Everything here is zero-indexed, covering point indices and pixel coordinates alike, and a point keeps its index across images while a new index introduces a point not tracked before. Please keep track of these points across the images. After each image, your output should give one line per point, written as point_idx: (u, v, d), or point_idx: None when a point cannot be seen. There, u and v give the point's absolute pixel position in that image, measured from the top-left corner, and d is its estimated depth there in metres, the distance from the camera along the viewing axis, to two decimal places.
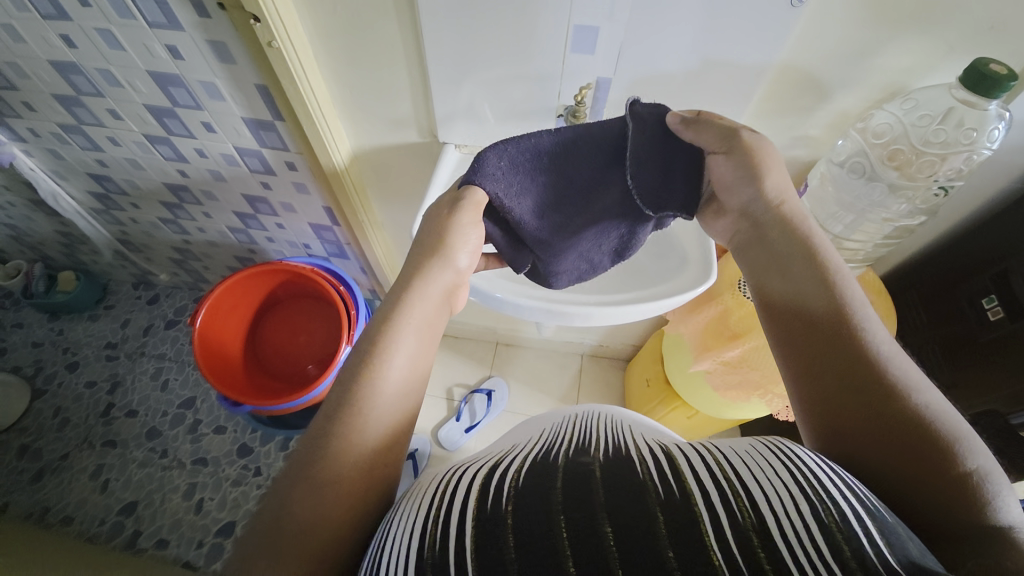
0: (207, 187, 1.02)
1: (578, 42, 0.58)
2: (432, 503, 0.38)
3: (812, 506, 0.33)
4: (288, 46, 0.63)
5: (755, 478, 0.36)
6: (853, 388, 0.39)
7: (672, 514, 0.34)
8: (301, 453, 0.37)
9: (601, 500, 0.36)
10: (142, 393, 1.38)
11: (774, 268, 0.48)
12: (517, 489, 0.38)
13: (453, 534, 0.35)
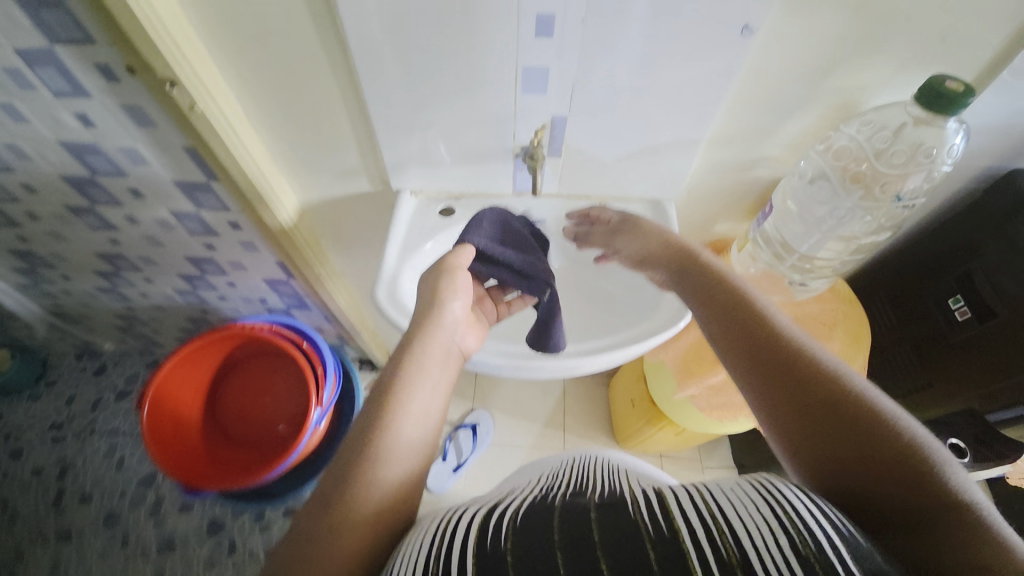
0: (144, 253, 0.93)
1: (529, 84, 0.55)
2: (431, 542, 0.38)
3: (789, 536, 0.34)
4: (212, 110, 0.58)
5: (734, 509, 0.37)
6: (825, 418, 0.39)
7: (661, 547, 0.35)
8: (326, 483, 0.39)
9: (596, 525, 0.37)
10: (95, 475, 1.25)
11: (722, 309, 0.48)
12: (514, 528, 0.39)
13: (452, 574, 0.35)
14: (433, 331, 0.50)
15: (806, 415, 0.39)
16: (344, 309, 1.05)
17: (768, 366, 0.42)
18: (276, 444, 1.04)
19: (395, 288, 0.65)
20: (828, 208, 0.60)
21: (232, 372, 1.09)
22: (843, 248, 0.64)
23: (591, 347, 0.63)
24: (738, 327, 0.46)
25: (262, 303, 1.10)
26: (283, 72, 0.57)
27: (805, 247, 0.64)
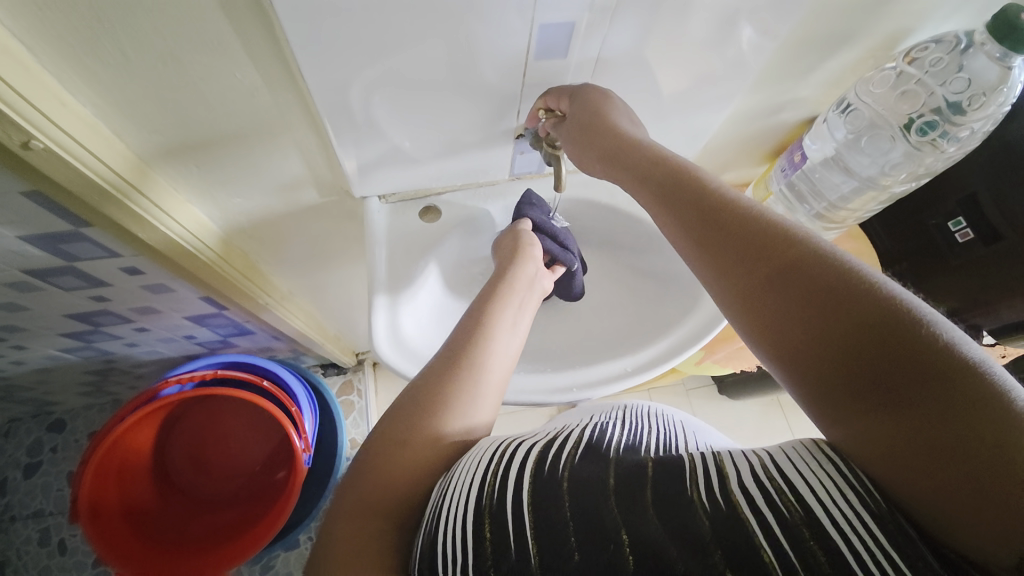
0: (2, 322, 0.67)
1: (545, 46, 0.41)
2: (487, 471, 0.38)
3: (859, 494, 0.28)
4: (61, 142, 0.36)
5: (791, 465, 0.31)
6: (822, 330, 0.31)
7: (718, 521, 0.30)
8: (407, 393, 0.46)
9: (652, 502, 0.33)
10: (38, 566, 0.99)
11: (686, 206, 0.39)
12: (573, 458, 0.38)
13: (504, 511, 0.35)
14: (512, 286, 0.53)
15: (800, 324, 0.32)
16: (304, 333, 0.87)
17: (751, 271, 0.35)
18: (267, 488, 0.88)
19: (397, 332, 0.53)
20: (871, 157, 0.56)
21: (173, 428, 0.86)
22: (872, 198, 0.60)
23: (647, 361, 0.59)
24: (712, 228, 0.37)
25: (188, 339, 0.88)
26: (172, 66, 0.36)
27: (835, 196, 0.60)
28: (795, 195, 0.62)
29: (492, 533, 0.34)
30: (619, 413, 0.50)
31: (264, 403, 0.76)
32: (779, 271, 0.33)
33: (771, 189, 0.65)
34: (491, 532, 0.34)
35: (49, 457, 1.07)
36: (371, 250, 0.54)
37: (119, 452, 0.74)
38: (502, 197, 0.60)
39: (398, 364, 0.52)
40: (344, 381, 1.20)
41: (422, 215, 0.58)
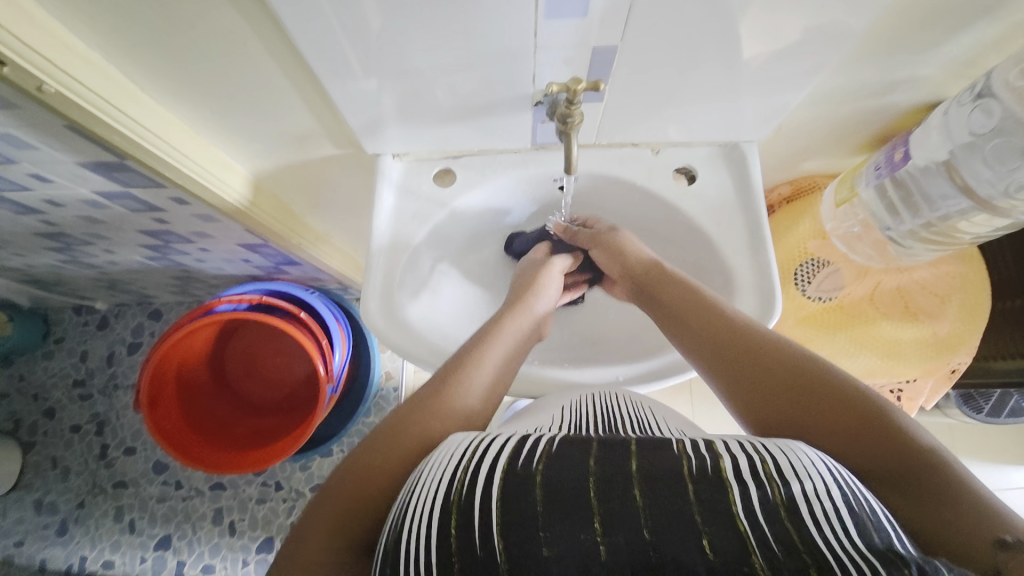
0: (89, 229, 0.77)
1: (558, 3, 0.35)
2: (456, 468, 0.36)
3: (843, 494, 0.32)
4: (69, 85, 0.38)
5: (790, 461, 0.33)
6: (806, 402, 0.38)
7: (704, 492, 0.32)
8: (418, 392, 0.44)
9: (637, 469, 0.34)
10: (132, 428, 1.19)
11: (694, 316, 0.46)
12: (550, 451, 0.36)
13: (473, 503, 0.34)
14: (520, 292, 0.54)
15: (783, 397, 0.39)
16: (342, 273, 0.87)
17: (741, 354, 0.42)
18: (303, 403, 0.97)
19: (392, 302, 0.52)
20: (994, 171, 0.44)
21: (229, 341, 0.98)
22: (987, 222, 0.48)
23: (644, 372, 0.53)
24: (722, 332, 0.44)
25: (246, 262, 0.96)
26: (158, 11, 0.36)
27: (937, 212, 0.49)
28: (884, 201, 0.52)
29: (459, 523, 0.33)
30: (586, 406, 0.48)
31: (297, 334, 0.80)
32: (766, 356, 0.41)
33: (858, 190, 0.53)
34: (457, 525, 0.33)
35: (147, 341, 1.24)
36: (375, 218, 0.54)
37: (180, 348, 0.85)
38: (525, 167, 0.55)
39: (385, 331, 0.51)
40: None
41: (437, 177, 0.57)
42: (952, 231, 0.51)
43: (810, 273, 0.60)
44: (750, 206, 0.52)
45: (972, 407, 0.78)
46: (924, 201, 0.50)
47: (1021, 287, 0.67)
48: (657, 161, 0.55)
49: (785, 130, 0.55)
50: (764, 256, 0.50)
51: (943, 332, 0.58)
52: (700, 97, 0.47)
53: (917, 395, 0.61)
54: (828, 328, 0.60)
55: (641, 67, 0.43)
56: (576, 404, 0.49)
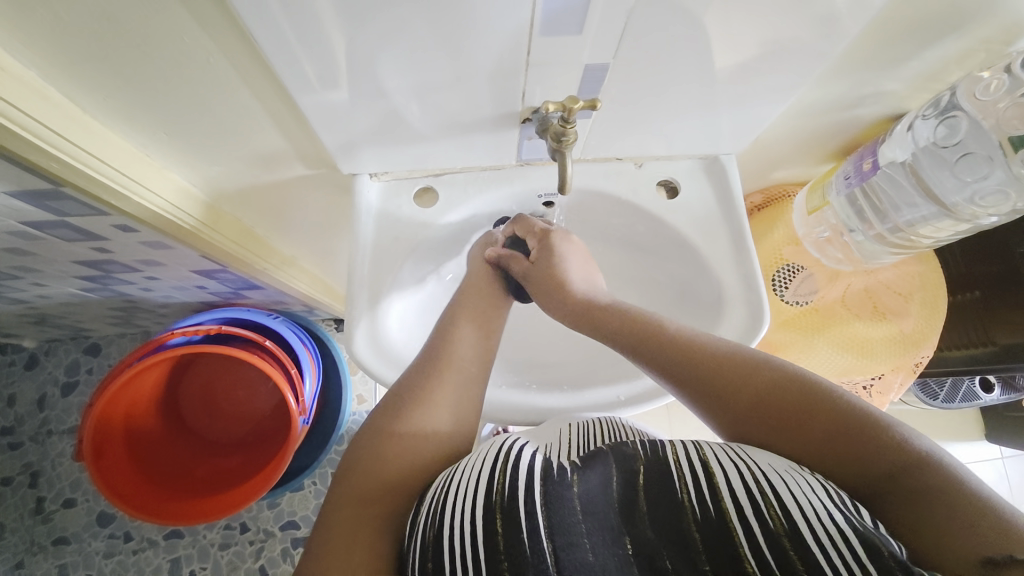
0: (16, 262, 0.69)
1: (554, 18, 0.35)
2: (493, 464, 0.37)
3: (844, 512, 0.31)
4: (4, 111, 0.33)
5: (788, 484, 0.33)
6: (770, 417, 0.38)
7: (707, 535, 0.33)
8: (366, 432, 0.44)
9: (647, 515, 0.35)
10: (71, 477, 1.07)
11: (640, 338, 0.45)
12: (581, 465, 0.39)
13: (518, 501, 0.35)
14: (473, 309, 0.52)
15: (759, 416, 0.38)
16: (310, 295, 0.81)
17: (709, 374, 0.41)
18: (269, 438, 0.91)
19: (377, 331, 0.50)
20: (958, 179, 0.48)
21: (184, 376, 0.90)
22: (950, 227, 0.52)
23: (643, 392, 0.51)
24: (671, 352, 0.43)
25: (201, 289, 0.88)
26: (113, 28, 0.33)
27: (903, 218, 0.53)
28: (854, 208, 0.55)
29: (504, 524, 0.34)
30: (587, 426, 0.49)
31: (264, 365, 0.74)
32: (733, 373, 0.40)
33: (828, 199, 0.56)
34: (503, 526, 0.33)
35: (85, 380, 1.12)
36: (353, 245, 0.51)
37: (131, 388, 0.77)
38: (510, 184, 0.54)
39: (370, 363, 0.49)
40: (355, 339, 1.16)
41: (417, 196, 0.55)
42: (917, 235, 0.55)
43: (786, 279, 0.62)
44: (733, 216, 0.53)
45: (929, 394, 0.83)
46: (891, 208, 0.53)
47: (968, 282, 0.72)
48: (640, 174, 0.55)
49: (761, 139, 0.57)
50: (749, 265, 0.51)
51: (908, 329, 0.61)
52: (681, 112, 0.48)
53: (888, 390, 0.62)
54: (806, 330, 0.62)
55: (631, 82, 0.43)
56: (584, 424, 0.49)
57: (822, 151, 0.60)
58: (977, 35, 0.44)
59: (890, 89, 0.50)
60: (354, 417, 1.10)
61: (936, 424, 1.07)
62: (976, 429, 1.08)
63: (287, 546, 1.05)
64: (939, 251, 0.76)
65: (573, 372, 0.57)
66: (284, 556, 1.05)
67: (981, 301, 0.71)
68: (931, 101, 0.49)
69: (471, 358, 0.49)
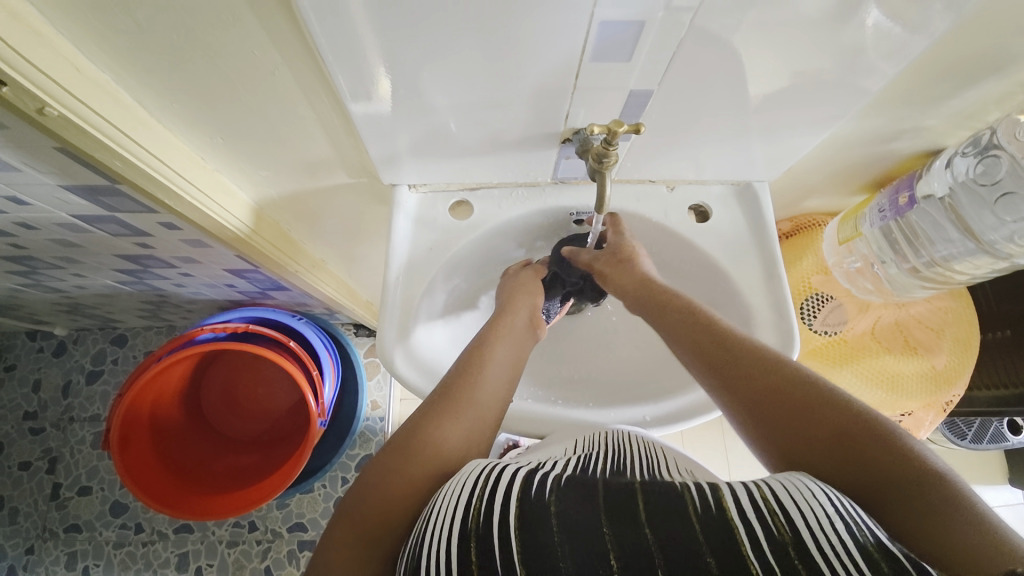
0: (60, 253, 0.72)
1: (604, 45, 0.36)
2: (474, 489, 0.35)
3: (848, 526, 0.30)
4: (76, 110, 0.35)
5: (790, 494, 0.32)
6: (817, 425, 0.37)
7: (710, 531, 0.31)
8: (405, 428, 0.43)
9: (645, 516, 0.32)
10: (88, 465, 1.09)
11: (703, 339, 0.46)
12: (558, 485, 0.35)
13: (491, 530, 0.32)
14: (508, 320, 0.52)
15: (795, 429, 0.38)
16: (333, 299, 0.82)
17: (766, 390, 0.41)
18: (285, 437, 0.92)
19: (407, 339, 0.51)
20: (998, 218, 0.48)
21: (206, 374, 0.93)
22: (987, 264, 0.52)
23: (670, 413, 0.52)
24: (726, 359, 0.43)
25: (229, 287, 0.90)
26: (189, 41, 0.36)
27: (939, 252, 0.53)
28: (888, 239, 0.55)
29: (479, 554, 0.31)
30: (599, 438, 0.45)
31: (287, 365, 0.75)
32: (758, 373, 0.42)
33: (861, 230, 0.56)
34: (478, 555, 0.31)
35: (109, 369, 1.14)
36: (389, 253, 0.53)
37: (158, 378, 0.79)
38: (544, 201, 0.56)
39: (403, 372, 0.51)
40: (371, 344, 1.16)
41: (451, 209, 0.57)
42: (953, 271, 0.54)
43: (814, 308, 0.62)
44: (764, 244, 0.54)
45: (956, 433, 0.81)
46: (925, 241, 0.53)
47: (999, 321, 0.71)
48: (672, 197, 0.56)
49: (794, 168, 0.57)
50: (779, 292, 0.52)
51: (940, 366, 0.60)
52: (715, 139, 0.48)
53: (918, 426, 0.62)
54: (836, 362, 0.61)
55: (669, 109, 0.44)
56: (588, 438, 0.45)
57: (854, 182, 0.60)
58: (1019, 75, 0.44)
59: (928, 125, 0.50)
60: (367, 422, 1.10)
61: (959, 467, 1.04)
62: (1000, 473, 1.04)
63: (294, 548, 1.05)
64: (970, 287, 0.74)
65: (597, 392, 0.57)
66: (290, 558, 1.05)
67: (1011, 341, 0.70)
68: (970, 139, 0.49)
69: (503, 374, 0.48)
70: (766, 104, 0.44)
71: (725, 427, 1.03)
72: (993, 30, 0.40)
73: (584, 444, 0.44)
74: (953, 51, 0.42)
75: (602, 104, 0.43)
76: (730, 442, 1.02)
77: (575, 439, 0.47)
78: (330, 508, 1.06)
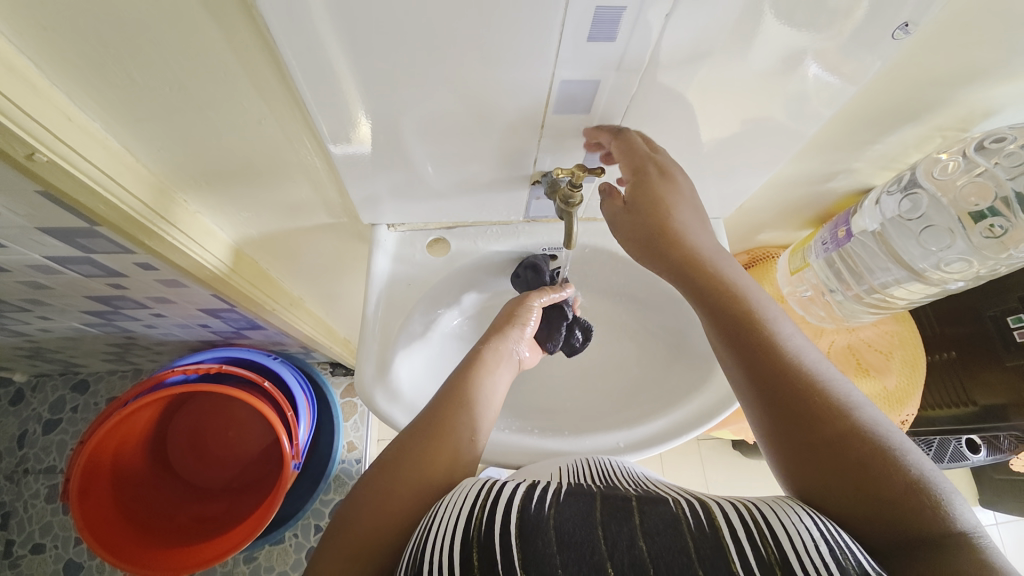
0: (28, 295, 0.70)
1: (568, 98, 0.41)
2: (474, 502, 0.35)
3: (832, 550, 0.31)
4: (64, 154, 0.37)
5: (781, 519, 0.33)
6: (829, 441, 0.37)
7: (704, 549, 0.31)
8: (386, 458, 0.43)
9: (641, 529, 0.33)
10: (40, 522, 1.02)
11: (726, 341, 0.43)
12: (558, 498, 0.36)
13: (492, 539, 0.32)
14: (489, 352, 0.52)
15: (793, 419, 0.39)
16: (311, 337, 0.81)
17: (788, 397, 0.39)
18: (257, 483, 0.89)
19: (386, 374, 0.52)
20: (924, 248, 0.54)
21: (173, 419, 0.90)
22: (921, 290, 0.58)
23: (643, 438, 0.54)
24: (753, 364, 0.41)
25: (203, 327, 0.88)
26: (180, 92, 0.38)
27: (877, 280, 0.58)
28: (832, 269, 0.60)
29: (480, 561, 0.31)
30: (580, 464, 0.46)
31: (262, 407, 0.74)
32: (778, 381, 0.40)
33: (809, 260, 0.61)
34: (480, 562, 0.31)
35: (69, 417, 1.09)
36: (369, 287, 0.55)
37: (125, 422, 0.76)
38: (517, 238, 0.59)
39: (380, 404, 0.51)
40: (348, 383, 1.15)
41: (429, 246, 0.59)
42: (893, 298, 0.60)
43: None
44: None
45: None
46: (866, 271, 0.58)
47: (943, 343, 0.77)
48: None
49: (746, 205, 0.62)
50: None
51: (892, 386, 0.64)
52: None
53: None
54: None
55: None
56: (572, 467, 0.46)
57: (801, 217, 0.66)
58: (930, 123, 0.51)
59: (857, 167, 0.57)
60: (343, 465, 1.07)
61: None
62: (965, 493, 1.08)
63: None
64: (915, 312, 0.80)
65: (573, 421, 0.58)
66: None
67: (956, 361, 0.75)
68: (894, 179, 0.56)
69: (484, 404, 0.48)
70: (716, 149, 0.49)
71: (703, 455, 1.05)
72: (902, 85, 0.46)
73: (564, 470, 0.45)
74: (871, 104, 0.48)
75: (567, 150, 0.47)
76: (710, 471, 1.03)
77: (551, 466, 0.48)
78: (301, 559, 1.01)
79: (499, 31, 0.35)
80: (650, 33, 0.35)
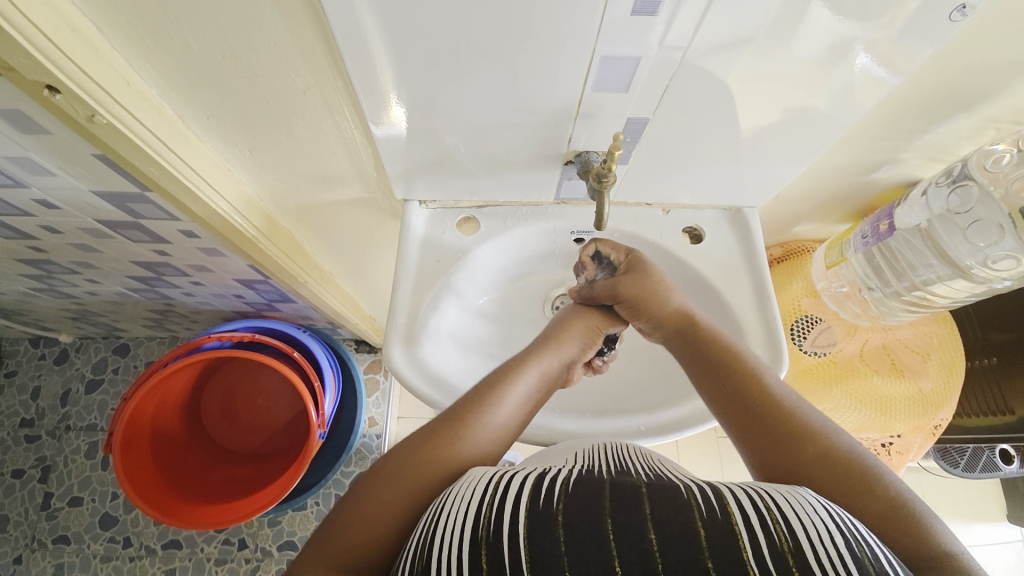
0: (78, 258, 0.74)
1: (607, 78, 0.40)
2: (482, 496, 0.36)
3: (846, 540, 0.31)
4: (121, 117, 0.39)
5: (794, 508, 0.33)
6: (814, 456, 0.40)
7: (714, 537, 0.32)
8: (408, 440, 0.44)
9: (651, 519, 0.33)
10: (80, 475, 1.08)
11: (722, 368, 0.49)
12: (567, 490, 0.36)
13: (500, 538, 0.33)
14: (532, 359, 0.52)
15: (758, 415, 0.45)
16: (339, 312, 0.84)
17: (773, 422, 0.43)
18: (283, 450, 0.93)
19: (413, 345, 0.53)
20: (971, 244, 0.51)
21: (206, 386, 0.94)
22: (965, 289, 0.55)
23: (665, 423, 0.53)
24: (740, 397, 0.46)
25: (238, 298, 0.92)
26: (234, 62, 0.39)
27: (919, 277, 0.56)
28: (871, 265, 0.58)
29: (489, 561, 0.32)
30: (600, 448, 0.46)
31: (291, 375, 0.77)
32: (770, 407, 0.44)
33: (846, 255, 0.60)
34: (489, 562, 0.32)
35: (109, 378, 1.15)
36: (400, 261, 0.57)
37: (163, 385, 0.80)
38: (546, 219, 0.59)
39: (404, 371, 0.52)
40: (373, 360, 1.18)
41: (459, 225, 0.60)
42: (932, 299, 0.58)
43: (805, 329, 0.64)
44: (753, 266, 0.57)
45: (949, 462, 0.80)
46: (908, 267, 0.56)
47: (985, 348, 0.74)
48: (667, 220, 0.60)
49: (782, 195, 0.61)
50: (769, 311, 0.55)
51: (927, 389, 0.62)
52: (709, 168, 0.52)
53: (908, 449, 0.64)
54: (826, 382, 0.63)
55: (663, 138, 0.48)
56: (588, 451, 0.46)
57: (840, 210, 0.64)
58: (987, 113, 0.48)
59: (904, 158, 0.54)
60: (364, 439, 1.11)
61: (958, 501, 1.03)
62: (998, 507, 1.04)
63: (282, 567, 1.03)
64: (956, 315, 0.77)
65: (593, 404, 0.59)
66: None
67: (997, 369, 0.73)
68: (944, 172, 0.53)
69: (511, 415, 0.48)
70: (755, 136, 0.47)
71: (721, 451, 1.03)
72: (959, 72, 0.44)
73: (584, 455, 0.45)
74: (923, 92, 0.46)
75: (603, 131, 0.47)
76: (728, 468, 1.02)
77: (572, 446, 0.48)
78: None
79: (540, 7, 0.34)
80: (693, 13, 0.34)
